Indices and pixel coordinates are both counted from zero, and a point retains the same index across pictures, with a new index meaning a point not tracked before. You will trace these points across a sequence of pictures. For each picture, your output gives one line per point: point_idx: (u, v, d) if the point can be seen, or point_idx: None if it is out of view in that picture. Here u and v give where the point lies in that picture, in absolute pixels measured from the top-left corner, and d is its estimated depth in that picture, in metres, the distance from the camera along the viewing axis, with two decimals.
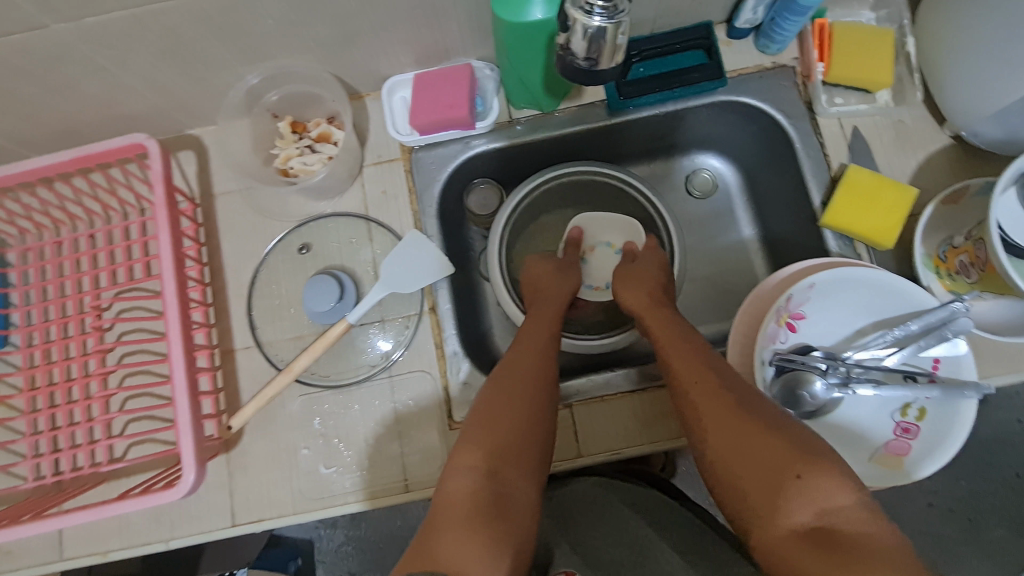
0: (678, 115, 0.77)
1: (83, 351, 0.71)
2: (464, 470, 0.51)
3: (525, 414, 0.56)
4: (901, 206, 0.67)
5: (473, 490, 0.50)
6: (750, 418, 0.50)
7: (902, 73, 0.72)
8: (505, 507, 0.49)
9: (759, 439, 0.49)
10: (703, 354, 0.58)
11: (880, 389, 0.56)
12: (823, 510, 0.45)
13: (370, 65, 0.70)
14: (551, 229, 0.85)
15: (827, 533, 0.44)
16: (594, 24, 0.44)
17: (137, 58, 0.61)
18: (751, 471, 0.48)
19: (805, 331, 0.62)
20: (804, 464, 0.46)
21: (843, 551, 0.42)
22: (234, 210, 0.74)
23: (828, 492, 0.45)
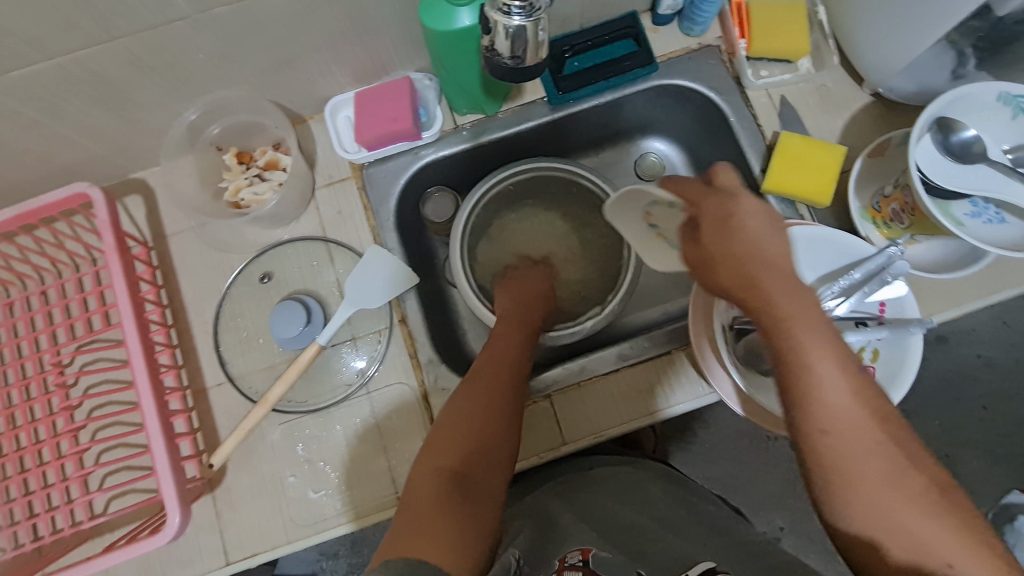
0: (617, 103, 0.80)
1: (49, 411, 0.69)
2: (434, 463, 0.53)
3: (490, 415, 0.57)
4: (831, 164, 0.70)
5: (440, 477, 0.51)
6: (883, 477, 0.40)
7: (818, 40, 0.77)
8: (472, 491, 0.51)
9: (885, 494, 0.40)
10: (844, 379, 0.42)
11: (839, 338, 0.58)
12: None
13: (309, 87, 0.71)
14: (512, 228, 0.87)
15: None
16: (514, 23, 0.46)
17: (68, 108, 0.60)
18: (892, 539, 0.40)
19: None
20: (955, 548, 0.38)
21: None
22: (189, 248, 0.74)
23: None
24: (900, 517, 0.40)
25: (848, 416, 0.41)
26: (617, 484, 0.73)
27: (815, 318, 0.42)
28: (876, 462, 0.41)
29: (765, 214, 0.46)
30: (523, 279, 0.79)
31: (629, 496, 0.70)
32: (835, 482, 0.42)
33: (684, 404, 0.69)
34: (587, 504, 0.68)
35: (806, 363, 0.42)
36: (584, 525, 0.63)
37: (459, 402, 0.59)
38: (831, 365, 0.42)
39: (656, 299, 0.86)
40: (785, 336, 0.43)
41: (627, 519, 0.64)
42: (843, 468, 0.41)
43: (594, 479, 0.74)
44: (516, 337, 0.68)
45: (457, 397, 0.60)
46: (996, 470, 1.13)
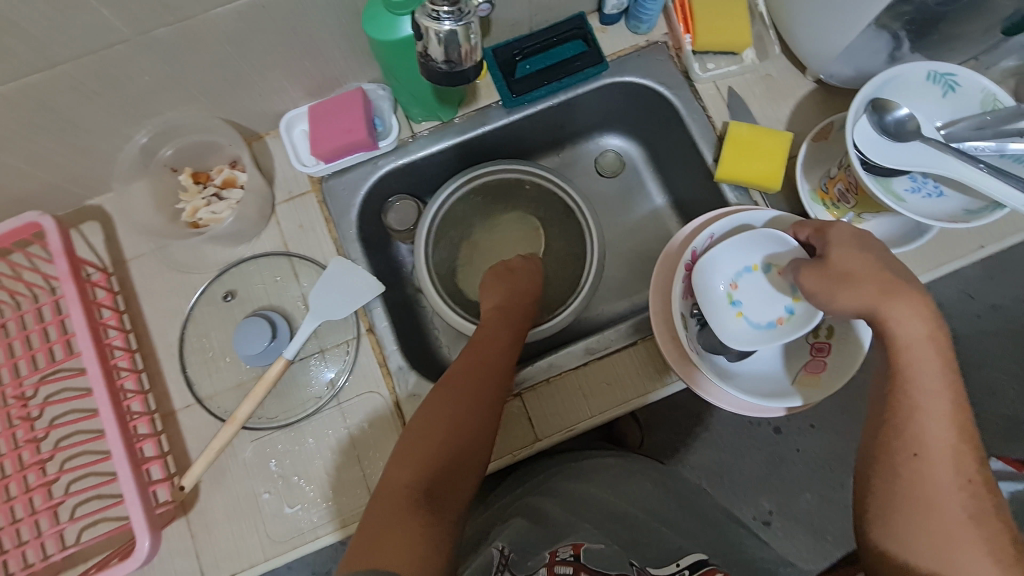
0: (571, 103, 0.81)
1: (14, 445, 0.68)
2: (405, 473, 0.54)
3: (464, 429, 0.58)
4: (779, 149, 0.72)
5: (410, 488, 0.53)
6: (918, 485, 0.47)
7: (760, 31, 0.79)
8: (437, 507, 0.52)
9: (917, 495, 0.47)
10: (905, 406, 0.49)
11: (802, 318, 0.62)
12: None
13: (262, 104, 0.71)
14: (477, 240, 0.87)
15: None
16: (444, 28, 0.48)
17: (14, 137, 0.59)
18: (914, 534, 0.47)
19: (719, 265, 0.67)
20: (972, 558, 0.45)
21: None
22: (150, 272, 0.73)
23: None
24: (960, 550, 0.45)
25: (942, 460, 0.47)
26: (610, 473, 0.73)
27: (935, 361, 0.49)
28: (953, 504, 0.47)
29: (870, 256, 0.53)
30: (504, 281, 0.76)
31: (623, 487, 0.71)
32: (906, 503, 0.48)
33: (650, 393, 0.70)
34: (579, 493, 0.68)
35: (912, 396, 0.49)
36: (579, 516, 0.63)
37: (436, 407, 0.60)
38: (939, 413, 0.48)
39: (623, 293, 0.87)
40: (914, 374, 0.49)
41: (620, 513, 0.65)
42: (913, 498, 0.48)
43: (585, 468, 0.74)
44: (500, 347, 0.67)
45: (433, 405, 0.60)
46: None
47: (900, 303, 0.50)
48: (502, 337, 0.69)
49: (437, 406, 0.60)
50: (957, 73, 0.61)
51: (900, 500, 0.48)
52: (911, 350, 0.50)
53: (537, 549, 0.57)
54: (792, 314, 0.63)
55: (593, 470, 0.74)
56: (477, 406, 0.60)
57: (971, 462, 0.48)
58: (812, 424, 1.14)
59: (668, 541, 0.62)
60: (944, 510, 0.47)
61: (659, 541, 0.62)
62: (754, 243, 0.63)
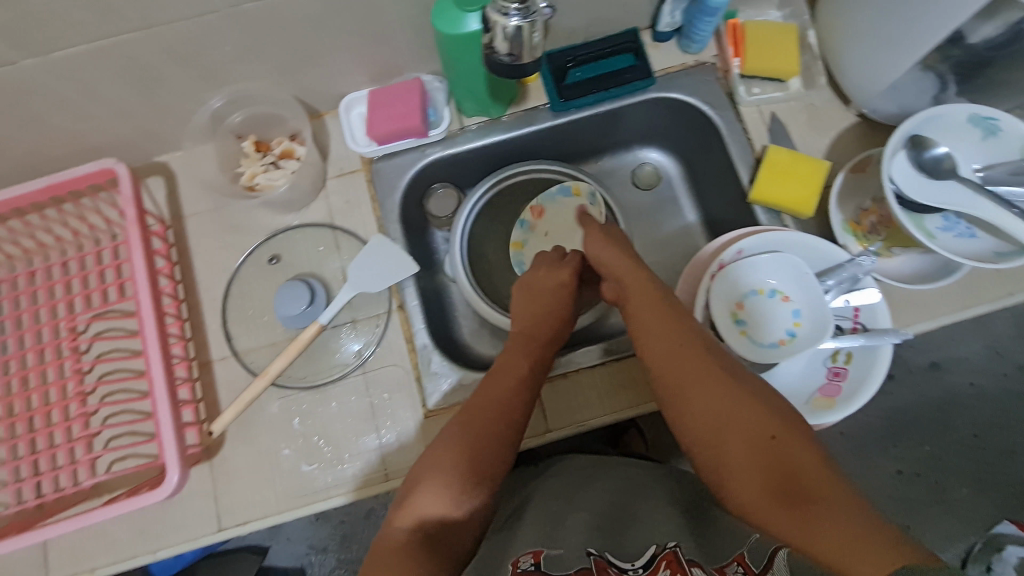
0: (616, 113, 0.84)
1: (61, 376, 0.73)
2: (415, 513, 0.55)
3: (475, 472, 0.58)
4: (815, 177, 0.74)
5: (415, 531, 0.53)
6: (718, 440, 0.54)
7: (808, 62, 0.81)
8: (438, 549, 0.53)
9: (725, 450, 0.53)
10: (684, 387, 0.57)
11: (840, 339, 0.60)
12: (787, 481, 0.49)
13: (327, 84, 0.76)
14: (551, 212, 0.86)
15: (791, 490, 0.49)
16: (512, 23, 0.51)
17: (103, 89, 0.65)
18: (738, 472, 0.52)
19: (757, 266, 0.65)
20: (775, 459, 0.51)
21: (797, 504, 0.48)
22: (204, 229, 0.78)
23: (787, 459, 0.50)
24: (755, 473, 0.51)
25: (720, 435, 0.54)
26: (603, 488, 0.64)
27: (690, 349, 0.59)
28: (755, 465, 0.51)
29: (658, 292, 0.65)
30: (532, 306, 0.72)
31: (612, 486, 0.64)
32: (715, 464, 0.54)
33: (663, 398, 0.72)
34: (562, 498, 0.63)
35: (679, 377, 0.58)
36: (552, 519, 0.59)
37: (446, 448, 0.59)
38: (703, 392, 0.56)
39: None
40: (671, 373, 0.58)
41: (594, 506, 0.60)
42: (718, 461, 0.54)
43: (583, 479, 0.67)
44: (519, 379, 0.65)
45: (442, 449, 0.59)
46: (985, 499, 1.12)
47: (668, 329, 0.61)
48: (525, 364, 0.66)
49: (452, 447, 0.59)
50: (999, 119, 0.62)
51: (715, 466, 0.54)
52: (665, 351, 0.60)
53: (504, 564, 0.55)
54: (793, 337, 0.64)
55: (580, 467, 0.70)
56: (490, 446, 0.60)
57: (764, 421, 0.53)
58: None
59: (645, 516, 0.57)
60: (747, 475, 0.51)
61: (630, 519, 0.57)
62: (769, 265, 0.64)
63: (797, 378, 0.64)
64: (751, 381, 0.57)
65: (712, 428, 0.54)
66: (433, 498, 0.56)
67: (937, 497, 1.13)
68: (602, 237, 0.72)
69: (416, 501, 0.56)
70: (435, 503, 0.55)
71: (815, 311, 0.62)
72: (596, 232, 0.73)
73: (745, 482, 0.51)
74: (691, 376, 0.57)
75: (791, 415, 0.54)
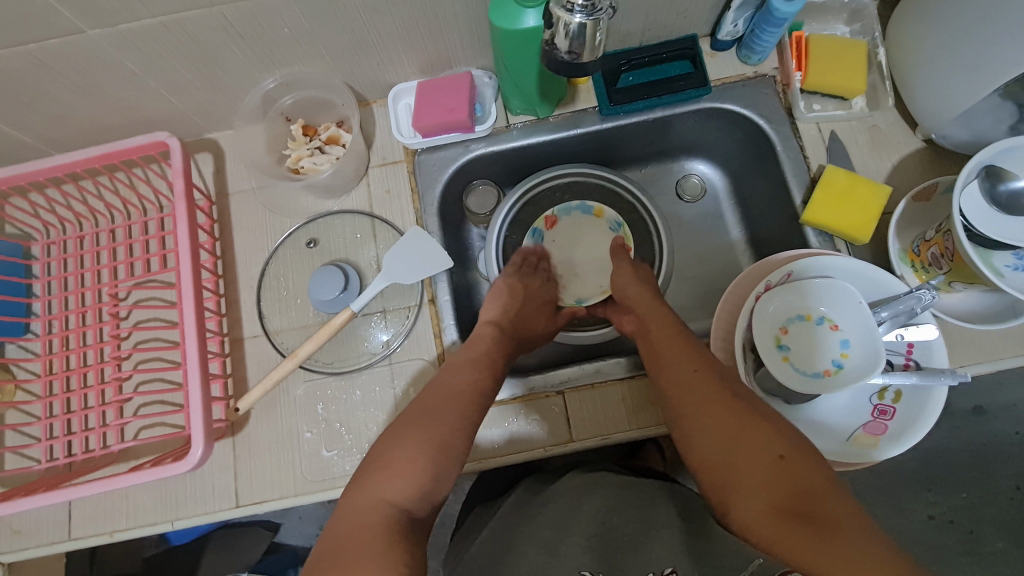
0: (666, 121, 0.82)
1: (100, 339, 0.75)
2: (383, 494, 0.49)
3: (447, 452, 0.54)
4: (874, 203, 0.71)
5: (387, 513, 0.48)
6: (726, 455, 0.50)
7: (875, 80, 0.77)
8: (414, 532, 0.48)
9: (732, 466, 0.50)
10: (694, 399, 0.56)
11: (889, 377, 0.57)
12: (798, 503, 0.45)
13: (377, 73, 0.76)
14: (565, 224, 0.87)
15: (801, 510, 0.44)
16: (575, 20, 0.50)
17: (162, 64, 0.66)
18: (745, 486, 0.48)
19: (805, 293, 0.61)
20: (785, 478, 0.47)
21: (810, 522, 0.43)
22: (247, 207, 0.79)
23: (799, 480, 0.46)
24: (762, 492, 0.47)
25: (728, 454, 0.50)
26: (598, 508, 0.58)
27: (702, 366, 0.58)
28: (762, 485, 0.47)
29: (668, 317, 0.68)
30: (514, 297, 0.75)
31: (609, 503, 0.58)
32: (719, 482, 0.50)
33: None
34: (553, 524, 0.58)
35: (690, 391, 0.57)
36: (551, 539, 0.56)
37: (416, 426, 0.55)
38: (711, 411, 0.54)
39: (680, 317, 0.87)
40: (682, 395, 0.57)
41: (587, 531, 0.55)
42: (726, 479, 0.49)
43: (578, 496, 0.61)
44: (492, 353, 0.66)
45: (411, 432, 0.54)
46: None
47: (676, 347, 0.62)
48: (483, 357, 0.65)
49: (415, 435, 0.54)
50: None
51: (720, 483, 0.50)
52: (677, 375, 0.59)
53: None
54: (840, 368, 0.59)
55: (575, 485, 0.64)
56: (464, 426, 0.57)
57: (776, 441, 0.49)
58: None
59: (647, 539, 0.52)
60: (754, 494, 0.47)
61: (631, 547, 0.52)
62: (818, 290, 0.60)
63: (839, 413, 0.61)
64: (767, 409, 0.54)
65: (720, 443, 0.51)
66: (402, 482, 0.50)
67: (971, 547, 1.06)
68: (631, 274, 0.75)
69: (384, 479, 0.50)
70: (407, 486, 0.50)
71: (864, 342, 0.57)
72: (627, 271, 0.75)
73: (751, 501, 0.47)
74: (704, 387, 0.56)
75: (806, 441, 0.50)
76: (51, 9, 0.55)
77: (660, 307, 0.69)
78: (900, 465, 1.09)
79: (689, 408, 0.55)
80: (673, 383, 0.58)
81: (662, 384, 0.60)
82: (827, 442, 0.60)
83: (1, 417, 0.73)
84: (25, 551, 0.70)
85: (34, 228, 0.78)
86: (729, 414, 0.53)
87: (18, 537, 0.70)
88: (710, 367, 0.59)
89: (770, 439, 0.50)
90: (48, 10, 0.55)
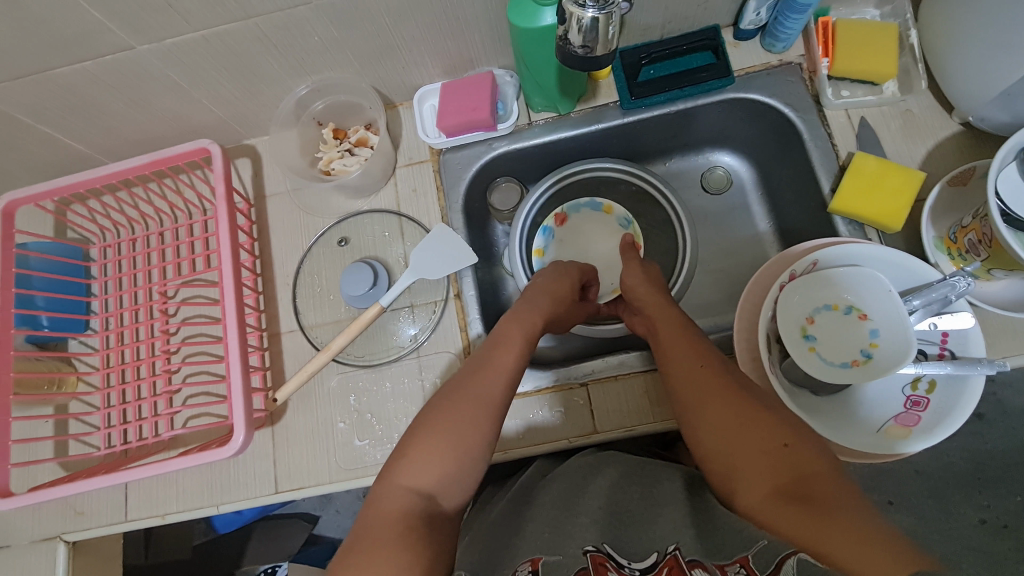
0: (688, 113, 0.81)
1: (151, 334, 0.80)
2: (407, 483, 0.53)
3: (469, 449, 0.55)
4: (907, 188, 0.69)
5: (410, 503, 0.52)
6: (728, 443, 0.52)
7: (907, 64, 0.74)
8: (434, 520, 0.52)
9: (735, 453, 0.51)
10: (696, 389, 0.57)
11: (922, 367, 0.56)
12: (798, 486, 0.47)
13: (403, 75, 0.79)
14: (574, 221, 0.88)
15: (801, 493, 0.46)
16: (587, 15, 0.51)
17: (204, 75, 0.70)
18: (747, 472, 0.50)
19: (829, 284, 0.60)
20: (784, 463, 0.49)
21: (810, 504, 0.45)
22: (283, 209, 0.83)
23: (799, 466, 0.48)
24: (763, 477, 0.49)
25: (731, 440, 0.52)
26: (604, 484, 0.59)
27: (704, 356, 0.60)
28: (767, 471, 0.49)
29: (676, 312, 0.67)
30: (540, 287, 0.72)
31: (616, 482, 0.59)
32: (722, 467, 0.52)
33: None
34: (558, 504, 0.58)
35: (692, 381, 0.58)
36: (558, 514, 0.57)
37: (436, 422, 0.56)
38: (717, 400, 0.55)
39: (705, 311, 0.86)
40: (686, 385, 0.58)
41: (594, 508, 0.56)
42: (728, 465, 0.51)
43: (582, 479, 0.62)
44: (513, 350, 0.63)
45: (435, 425, 0.56)
46: None
47: (679, 340, 0.62)
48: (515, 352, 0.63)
49: (435, 428, 0.56)
50: None
51: (724, 470, 0.52)
52: (680, 365, 0.60)
53: (500, 570, 0.53)
54: (869, 358, 0.57)
55: (580, 467, 0.64)
56: (483, 425, 0.57)
57: (776, 428, 0.51)
58: (890, 500, 1.03)
59: (652, 516, 0.54)
60: (759, 480, 0.49)
61: (636, 522, 0.54)
62: (845, 280, 0.59)
63: (869, 404, 0.60)
64: (770, 400, 0.55)
65: (722, 432, 0.53)
66: (426, 475, 0.54)
67: None
68: (643, 275, 0.73)
69: (409, 469, 0.54)
70: (425, 480, 0.54)
71: (893, 333, 0.56)
72: (635, 270, 0.74)
73: (753, 486, 0.49)
74: (707, 376, 0.57)
75: (807, 429, 0.52)
76: (104, 27, 0.60)
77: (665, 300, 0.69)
78: (951, 466, 1.03)
79: (691, 399, 0.57)
80: (676, 374, 0.60)
81: (667, 375, 0.61)
82: (856, 431, 0.58)
83: (66, 407, 0.79)
84: (88, 530, 0.76)
85: (92, 231, 0.84)
86: (730, 402, 0.54)
87: (82, 517, 0.76)
88: (714, 357, 0.60)
89: (770, 427, 0.52)
90: (102, 28, 0.60)
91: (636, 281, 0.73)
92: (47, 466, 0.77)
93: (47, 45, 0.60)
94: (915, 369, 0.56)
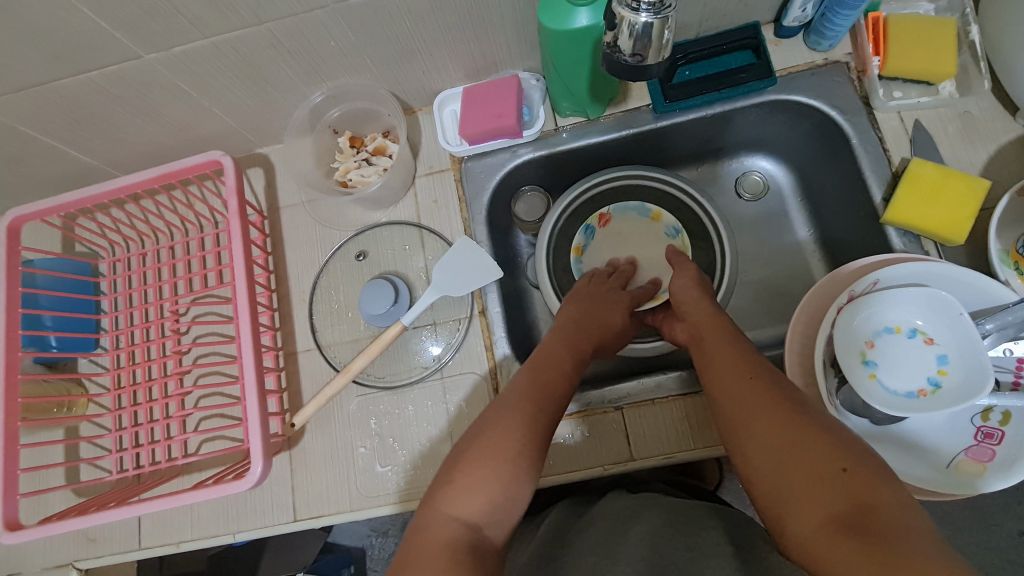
0: (726, 116, 0.76)
1: (162, 353, 0.77)
2: (452, 512, 0.49)
3: (505, 486, 0.51)
4: (970, 198, 0.64)
5: (455, 533, 0.47)
6: (777, 464, 0.47)
7: (965, 62, 0.69)
8: (481, 552, 0.47)
9: (785, 476, 0.46)
10: (745, 405, 0.52)
11: (998, 398, 0.51)
12: (859, 518, 0.41)
13: (423, 80, 0.74)
14: (619, 224, 0.82)
15: (862, 526, 0.40)
16: (641, 20, 0.47)
17: (215, 83, 0.66)
18: (798, 498, 0.44)
19: (891, 305, 0.55)
20: (844, 490, 0.43)
21: (874, 538, 0.39)
22: (298, 221, 0.80)
23: (860, 493, 0.42)
24: (817, 503, 0.43)
25: (781, 461, 0.47)
26: (644, 531, 0.53)
27: (754, 369, 0.55)
28: (821, 498, 0.43)
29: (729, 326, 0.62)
30: (591, 309, 0.69)
31: (656, 526, 0.53)
32: (771, 492, 0.46)
33: None
34: (596, 549, 0.54)
35: (740, 396, 0.53)
36: (597, 560, 0.52)
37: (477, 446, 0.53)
38: (766, 419, 0.50)
39: (743, 324, 0.82)
40: (733, 402, 0.53)
41: (636, 557, 0.49)
42: (777, 489, 0.46)
43: (621, 522, 0.57)
44: (562, 369, 0.61)
45: (470, 461, 0.52)
46: None
47: (728, 356, 0.58)
48: (557, 380, 0.60)
49: (468, 463, 0.52)
50: None
51: (771, 494, 0.46)
52: (727, 379, 0.55)
53: None
54: (938, 387, 0.53)
55: (620, 510, 0.60)
56: (520, 460, 0.52)
57: (835, 451, 0.45)
58: None
59: (698, 571, 0.46)
60: (810, 508, 0.43)
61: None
62: (909, 300, 0.54)
63: (935, 434, 0.56)
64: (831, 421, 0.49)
65: (772, 451, 0.48)
66: (463, 512, 0.49)
67: None
68: (693, 284, 0.69)
69: (454, 496, 0.50)
70: (461, 517, 0.49)
71: (966, 359, 0.51)
72: (682, 280, 0.70)
73: (804, 513, 0.43)
74: (758, 389, 0.52)
75: (871, 454, 0.46)
76: (109, 35, 0.56)
77: (710, 311, 0.65)
78: None
79: (739, 415, 0.52)
80: (723, 389, 0.55)
81: (712, 390, 0.57)
82: (920, 465, 0.54)
83: (76, 430, 0.76)
84: (100, 558, 0.73)
85: (101, 246, 0.81)
86: (781, 419, 0.49)
87: (94, 545, 0.73)
88: (766, 371, 0.55)
89: (827, 448, 0.46)
90: (107, 36, 0.56)
91: (682, 296, 0.69)
92: (58, 493, 0.74)
93: (50, 55, 0.57)
94: (990, 400, 0.51)
